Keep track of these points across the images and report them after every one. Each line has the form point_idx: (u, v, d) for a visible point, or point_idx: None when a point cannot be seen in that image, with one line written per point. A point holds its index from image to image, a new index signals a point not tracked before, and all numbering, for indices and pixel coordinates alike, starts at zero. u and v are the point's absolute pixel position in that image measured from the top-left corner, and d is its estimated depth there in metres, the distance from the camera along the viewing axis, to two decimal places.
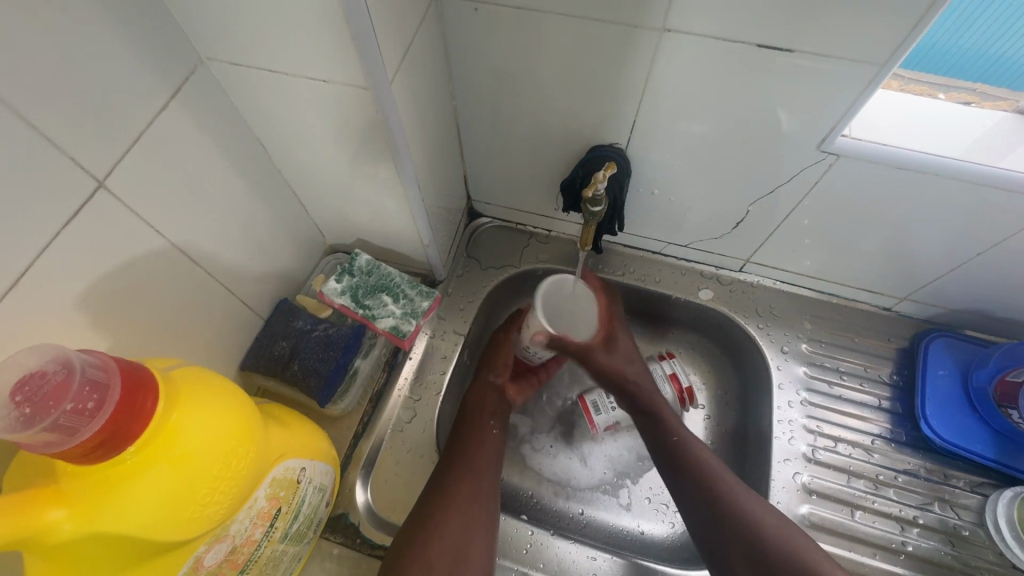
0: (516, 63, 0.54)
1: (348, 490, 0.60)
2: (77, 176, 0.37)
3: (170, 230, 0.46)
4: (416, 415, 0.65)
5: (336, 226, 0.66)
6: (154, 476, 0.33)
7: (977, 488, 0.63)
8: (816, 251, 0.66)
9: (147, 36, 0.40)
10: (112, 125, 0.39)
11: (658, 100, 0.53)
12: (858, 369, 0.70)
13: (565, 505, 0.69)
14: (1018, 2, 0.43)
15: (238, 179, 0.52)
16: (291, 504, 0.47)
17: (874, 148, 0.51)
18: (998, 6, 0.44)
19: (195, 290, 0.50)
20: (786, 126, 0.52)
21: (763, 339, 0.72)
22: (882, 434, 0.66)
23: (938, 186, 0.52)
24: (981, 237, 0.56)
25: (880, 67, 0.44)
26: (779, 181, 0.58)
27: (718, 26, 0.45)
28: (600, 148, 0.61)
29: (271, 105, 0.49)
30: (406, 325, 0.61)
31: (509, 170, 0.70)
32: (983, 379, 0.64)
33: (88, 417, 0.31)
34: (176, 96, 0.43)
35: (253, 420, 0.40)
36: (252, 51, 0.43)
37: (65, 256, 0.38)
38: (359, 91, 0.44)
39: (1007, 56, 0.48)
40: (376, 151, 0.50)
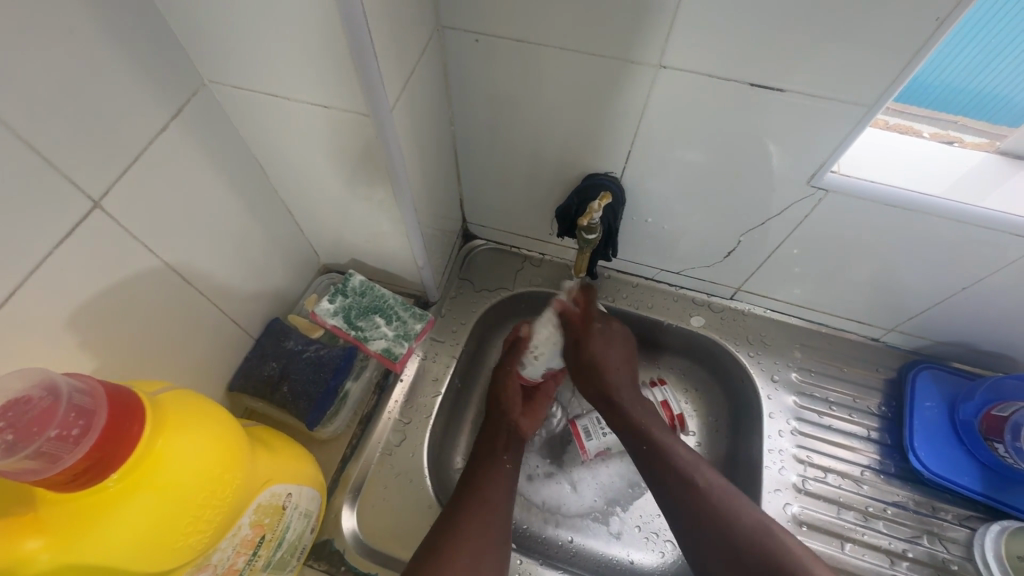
0: (514, 93, 0.56)
1: (334, 515, 0.59)
2: (73, 195, 0.37)
3: (164, 249, 0.46)
4: (405, 438, 0.64)
5: (330, 246, 0.66)
6: (137, 504, 0.32)
7: (965, 521, 0.63)
8: (805, 281, 0.68)
9: (151, 58, 0.40)
10: (111, 144, 0.39)
11: (653, 131, 0.55)
12: (847, 400, 0.70)
13: (553, 533, 0.68)
14: (993, 44, 0.45)
15: (235, 199, 0.52)
16: (275, 531, 0.46)
17: (862, 184, 0.52)
18: (975, 46, 0.45)
19: (187, 309, 0.50)
20: (777, 160, 0.53)
21: (753, 367, 0.72)
22: (872, 465, 0.66)
23: (924, 222, 0.53)
24: (965, 272, 0.57)
25: (868, 108, 0.45)
26: (770, 212, 0.59)
27: (712, 64, 0.46)
28: (595, 176, 0.62)
29: (271, 127, 0.49)
30: (398, 347, 0.61)
31: (505, 194, 0.71)
32: (970, 412, 0.65)
33: (74, 443, 0.30)
34: (178, 116, 0.44)
35: (240, 445, 0.39)
36: (256, 76, 0.43)
37: (57, 274, 0.37)
38: (359, 117, 0.44)
39: (985, 91, 0.49)
40: (375, 175, 0.51)
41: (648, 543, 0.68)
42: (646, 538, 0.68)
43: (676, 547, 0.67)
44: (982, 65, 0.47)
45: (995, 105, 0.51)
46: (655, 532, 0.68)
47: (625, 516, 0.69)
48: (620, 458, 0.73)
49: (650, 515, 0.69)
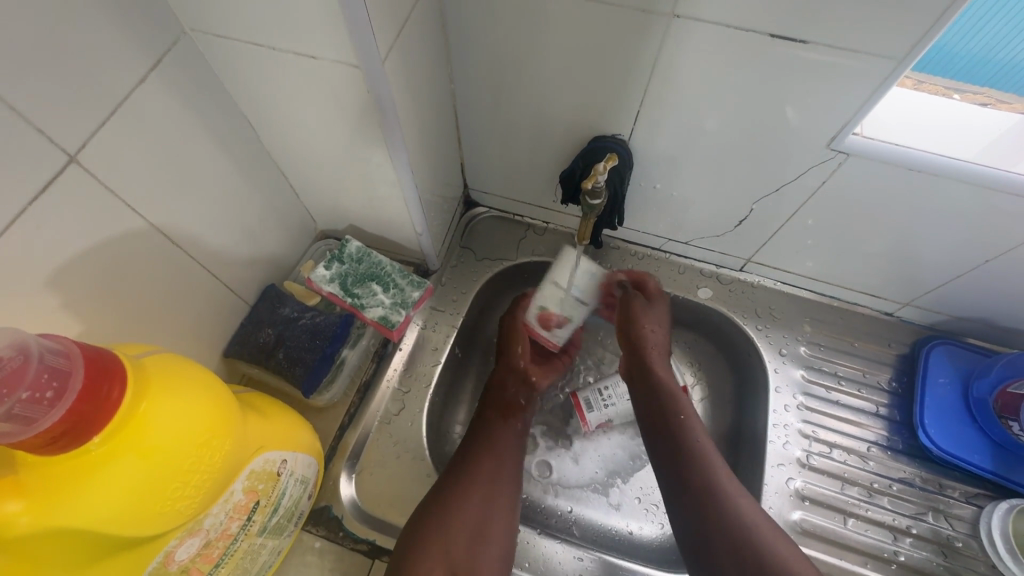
0: (516, 48, 0.52)
1: (332, 482, 0.59)
2: (46, 149, 0.35)
3: (149, 211, 0.44)
4: (404, 407, 0.64)
5: (327, 211, 0.64)
6: (120, 468, 0.31)
7: (972, 499, 0.62)
8: (818, 252, 0.65)
9: (125, 2, 0.37)
10: (85, 95, 0.36)
11: (664, 90, 0.51)
12: (856, 375, 0.68)
13: (553, 503, 0.68)
14: None
15: (223, 159, 0.50)
16: (270, 497, 0.46)
17: (885, 148, 0.49)
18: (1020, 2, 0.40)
19: (176, 272, 0.48)
20: (795, 121, 0.49)
21: (761, 340, 0.70)
22: (879, 441, 0.65)
23: (949, 190, 0.50)
24: (990, 244, 0.54)
25: (899, 62, 0.42)
26: (785, 178, 0.56)
27: (730, 14, 0.43)
28: (601, 139, 0.59)
29: (258, 82, 0.46)
30: (395, 315, 0.59)
31: (507, 159, 0.68)
32: (984, 389, 0.63)
33: (49, 405, 0.29)
34: (157, 67, 0.41)
35: (230, 412, 0.38)
36: (237, 23, 0.40)
37: (34, 234, 0.36)
38: (349, 69, 0.41)
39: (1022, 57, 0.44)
40: (368, 134, 0.48)
41: (648, 514, 0.67)
42: (646, 510, 0.68)
43: None
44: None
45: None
46: (654, 504, 0.68)
47: (626, 488, 0.69)
48: (623, 430, 0.72)
49: (650, 487, 0.69)
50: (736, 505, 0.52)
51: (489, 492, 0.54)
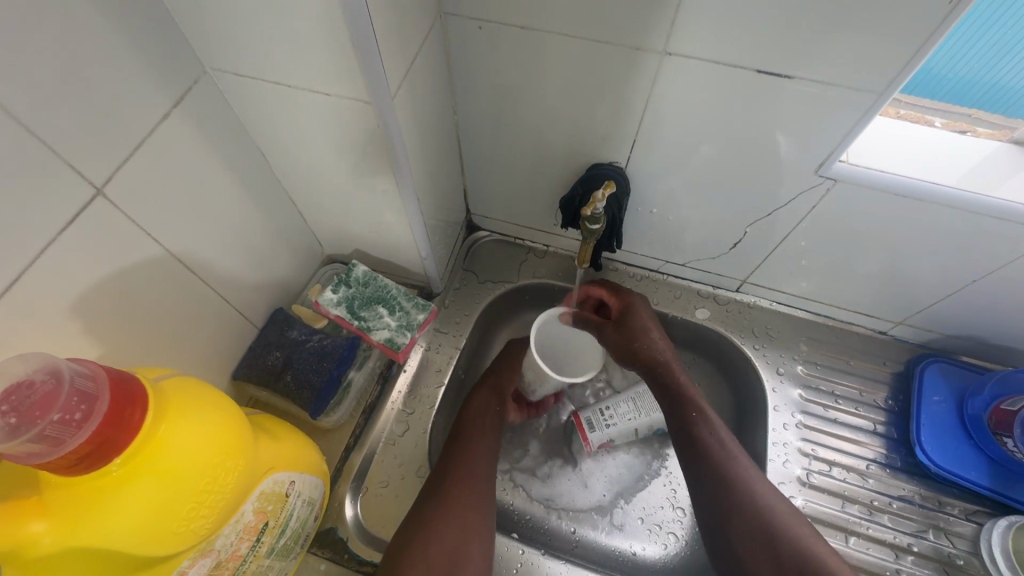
0: (518, 81, 0.55)
1: (337, 503, 0.59)
2: (75, 182, 0.37)
3: (167, 239, 0.46)
4: (408, 428, 0.65)
5: (334, 236, 0.66)
6: (140, 489, 0.32)
7: (971, 516, 0.62)
8: (811, 273, 0.67)
9: (152, 45, 0.40)
10: (113, 131, 0.39)
11: (658, 120, 0.54)
12: (853, 394, 0.69)
13: (556, 524, 0.68)
14: (1007, 37, 0.44)
15: (237, 188, 0.52)
16: (278, 518, 0.46)
17: (870, 174, 0.52)
18: (988, 40, 0.44)
19: (190, 297, 0.50)
20: (784, 148, 0.52)
21: (758, 359, 0.72)
22: (878, 459, 0.66)
23: (934, 213, 0.52)
24: (977, 263, 0.56)
25: (878, 95, 0.45)
26: (777, 203, 0.59)
27: (718, 51, 0.46)
28: (599, 166, 0.61)
29: (272, 116, 0.49)
30: (401, 337, 0.60)
31: (509, 185, 0.70)
32: (978, 407, 0.64)
33: (76, 427, 0.30)
34: (179, 105, 0.43)
35: (243, 433, 0.39)
36: (257, 64, 0.43)
37: (60, 262, 0.37)
38: (360, 105, 0.44)
39: (1001, 84, 0.48)
40: (377, 163, 0.50)
41: (651, 535, 0.68)
42: (650, 530, 0.68)
43: (678, 540, 0.67)
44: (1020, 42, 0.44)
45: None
46: (657, 524, 0.68)
47: (628, 508, 0.69)
48: (625, 450, 0.73)
49: (653, 506, 0.69)
50: (757, 501, 0.52)
51: (463, 512, 0.54)
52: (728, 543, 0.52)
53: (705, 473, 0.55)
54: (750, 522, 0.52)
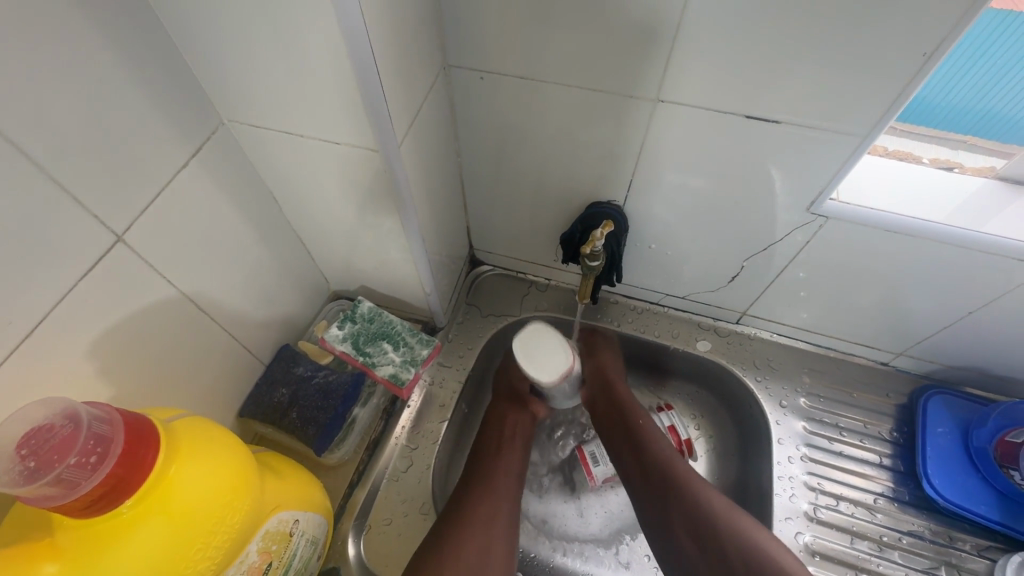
0: (519, 126, 0.58)
1: (341, 541, 0.59)
2: (99, 229, 0.39)
3: (183, 281, 0.47)
4: (412, 464, 0.65)
5: (340, 274, 0.68)
6: (149, 530, 0.33)
7: (983, 552, 0.61)
8: (810, 305, 0.68)
9: (176, 100, 0.42)
10: (136, 181, 0.41)
11: (654, 160, 0.56)
12: (858, 426, 0.69)
13: (562, 562, 0.67)
14: (997, 62, 0.45)
15: (249, 230, 0.54)
16: (283, 558, 0.46)
17: (860, 212, 0.53)
18: (981, 63, 0.45)
19: (202, 336, 0.51)
20: (778, 184, 0.54)
21: (761, 392, 0.72)
22: (885, 493, 0.65)
23: (926, 246, 0.54)
24: (974, 294, 0.57)
25: (863, 138, 0.47)
26: (772, 237, 0.60)
27: (708, 98, 0.48)
28: (598, 204, 0.63)
29: (285, 162, 0.51)
30: (405, 373, 0.61)
31: (511, 222, 0.72)
32: (984, 438, 0.63)
33: (91, 469, 0.31)
34: (198, 152, 0.46)
35: (250, 472, 0.40)
36: (273, 115, 0.45)
37: (81, 307, 0.39)
38: (369, 152, 0.46)
39: (995, 108, 0.49)
40: (383, 204, 0.52)
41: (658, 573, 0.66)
42: (656, 568, 0.67)
43: None
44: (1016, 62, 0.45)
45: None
46: None
47: (634, 545, 0.68)
48: None
49: None
50: (695, 493, 0.56)
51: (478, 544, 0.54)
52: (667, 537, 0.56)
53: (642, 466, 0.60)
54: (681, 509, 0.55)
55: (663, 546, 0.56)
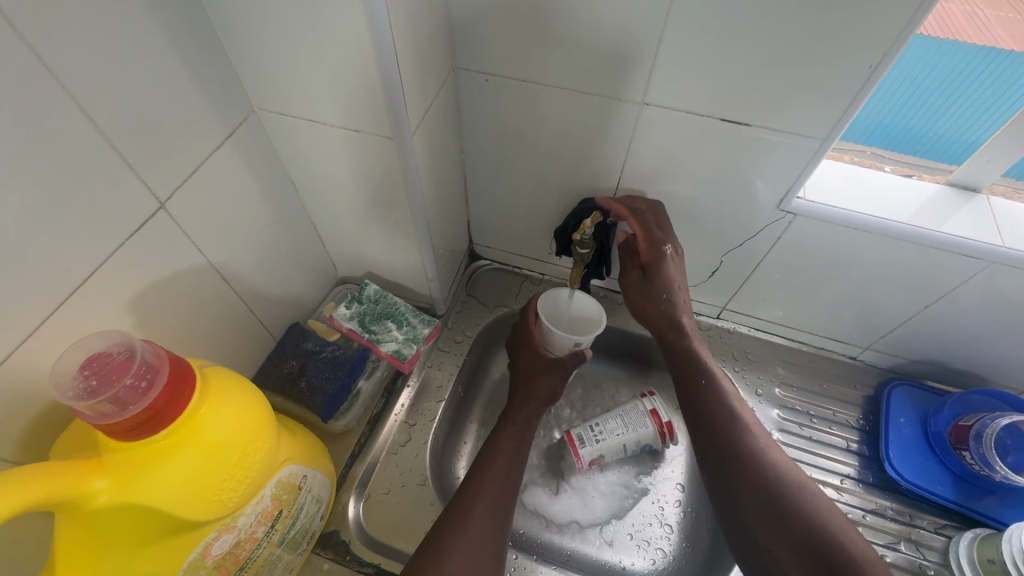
0: (519, 125, 0.63)
1: (341, 508, 0.63)
2: (145, 196, 0.44)
3: (209, 250, 0.52)
4: (410, 439, 0.69)
5: (348, 260, 0.73)
6: (181, 457, 0.37)
7: (941, 529, 0.65)
8: (784, 300, 0.73)
9: (215, 88, 0.48)
10: (177, 158, 0.46)
11: (640, 159, 0.62)
12: (828, 414, 0.74)
13: (550, 537, 0.71)
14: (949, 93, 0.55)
15: (269, 210, 0.59)
16: (291, 509, 0.50)
17: (823, 209, 0.59)
18: (936, 97, 0.56)
19: (222, 304, 0.55)
20: (750, 183, 0.59)
21: (738, 381, 0.77)
22: (852, 474, 0.69)
23: (885, 242, 0.60)
24: (930, 288, 0.63)
25: (823, 140, 0.53)
26: (747, 234, 0.65)
27: (688, 102, 0.54)
28: (588, 200, 0.68)
29: (305, 149, 0.56)
30: (407, 349, 0.65)
31: (508, 217, 0.78)
32: (941, 424, 0.69)
33: (141, 393, 0.35)
34: (230, 137, 0.51)
35: (267, 421, 0.44)
36: (298, 104, 0.51)
37: (123, 264, 0.43)
38: (384, 139, 0.51)
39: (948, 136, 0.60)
40: (393, 189, 0.57)
41: (640, 550, 0.71)
42: (638, 545, 0.71)
43: (666, 554, 0.70)
44: (957, 85, 0.55)
45: (954, 142, 0.60)
46: (646, 540, 0.71)
47: (619, 524, 0.72)
48: (616, 466, 0.77)
49: (642, 523, 0.73)
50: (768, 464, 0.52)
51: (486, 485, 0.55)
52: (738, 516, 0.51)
53: (711, 443, 0.55)
54: (752, 476, 0.52)
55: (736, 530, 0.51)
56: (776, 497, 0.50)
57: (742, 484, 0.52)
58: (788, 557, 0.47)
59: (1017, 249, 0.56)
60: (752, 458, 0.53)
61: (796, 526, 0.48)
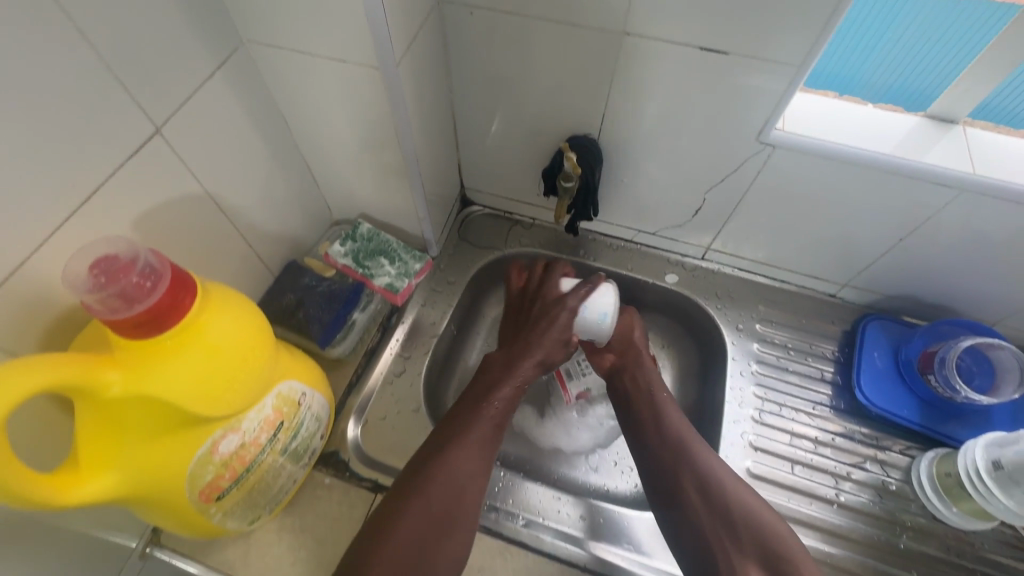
0: (505, 62, 0.64)
1: (341, 430, 0.67)
2: (142, 120, 0.46)
3: (206, 180, 0.54)
4: (405, 369, 0.73)
5: (342, 201, 0.75)
6: (186, 357, 0.40)
7: (907, 451, 0.69)
8: (765, 238, 0.75)
9: (204, 16, 0.49)
10: (171, 84, 0.47)
11: (625, 94, 0.63)
12: (803, 346, 0.77)
13: (538, 462, 0.76)
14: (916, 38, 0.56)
15: (261, 146, 0.60)
16: (291, 422, 0.54)
17: (802, 140, 0.60)
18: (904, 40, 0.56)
19: (219, 235, 0.58)
20: (732, 116, 0.61)
21: (719, 317, 0.80)
22: (824, 402, 0.73)
23: (861, 173, 0.61)
24: (904, 221, 0.65)
25: (798, 68, 0.53)
26: (729, 169, 0.67)
27: (670, 31, 0.55)
28: (575, 137, 0.70)
29: (294, 83, 0.57)
30: (400, 282, 0.68)
31: (498, 160, 0.79)
32: (912, 352, 0.72)
33: (146, 293, 0.38)
34: (221, 68, 0.52)
35: (266, 335, 0.47)
36: (285, 35, 0.52)
37: (124, 185, 0.46)
38: (371, 70, 0.52)
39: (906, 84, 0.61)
40: (382, 124, 0.59)
41: (624, 475, 0.75)
42: (622, 471, 0.75)
43: None
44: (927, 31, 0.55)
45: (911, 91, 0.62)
46: (630, 467, 0.75)
47: (604, 452, 0.77)
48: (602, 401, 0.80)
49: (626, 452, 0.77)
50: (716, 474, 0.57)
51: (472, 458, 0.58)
52: (684, 521, 0.56)
53: (665, 453, 0.60)
54: (700, 483, 0.57)
55: (683, 538, 0.56)
56: (723, 503, 0.55)
57: (693, 492, 0.57)
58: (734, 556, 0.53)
59: (989, 175, 0.57)
60: (700, 466, 0.58)
61: (742, 530, 0.54)
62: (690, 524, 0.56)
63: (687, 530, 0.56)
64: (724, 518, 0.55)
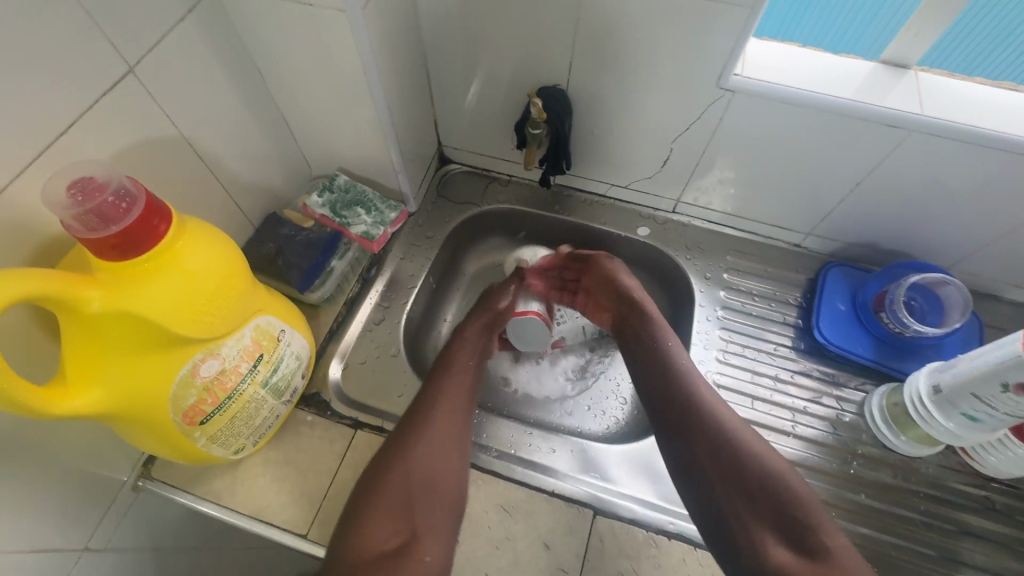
0: (475, 11, 0.65)
1: (322, 373, 0.70)
2: (114, 58, 0.47)
3: (181, 123, 0.56)
4: (385, 317, 0.76)
5: (320, 155, 0.77)
6: (163, 280, 0.43)
7: (862, 387, 0.73)
8: (732, 188, 0.78)
9: None
10: (141, 24, 0.48)
11: (592, 41, 0.64)
12: (768, 292, 0.80)
13: (513, 406, 0.79)
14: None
15: (236, 94, 0.62)
16: (272, 356, 0.56)
17: (760, 84, 0.62)
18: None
19: (196, 180, 0.60)
20: (695, 62, 0.62)
21: (688, 267, 0.83)
22: (786, 343, 0.76)
23: (818, 116, 0.63)
24: (858, 165, 0.67)
25: (753, 8, 0.55)
26: (694, 117, 0.69)
27: None
28: (545, 88, 0.72)
29: (265, 30, 0.58)
30: (375, 230, 0.72)
31: (473, 115, 0.81)
32: (868, 293, 0.75)
33: (121, 215, 0.40)
34: (193, 11, 0.53)
35: (242, 268, 0.49)
36: None
37: (99, 121, 0.47)
38: (338, 14, 0.53)
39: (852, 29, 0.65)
40: (353, 72, 0.60)
41: (596, 418, 0.78)
42: (595, 414, 0.79)
43: (619, 420, 0.78)
44: None
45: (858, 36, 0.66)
46: (602, 411, 0.79)
47: (578, 398, 0.80)
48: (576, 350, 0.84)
49: (599, 397, 0.80)
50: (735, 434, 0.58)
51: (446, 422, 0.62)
52: (701, 479, 0.57)
53: (682, 411, 0.61)
54: (718, 441, 0.57)
55: (701, 496, 0.57)
56: (741, 460, 0.56)
57: (710, 447, 0.58)
58: (747, 514, 0.54)
59: (936, 116, 0.59)
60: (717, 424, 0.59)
61: (761, 490, 0.54)
62: (706, 484, 0.56)
63: (701, 489, 0.57)
64: (740, 477, 0.55)
